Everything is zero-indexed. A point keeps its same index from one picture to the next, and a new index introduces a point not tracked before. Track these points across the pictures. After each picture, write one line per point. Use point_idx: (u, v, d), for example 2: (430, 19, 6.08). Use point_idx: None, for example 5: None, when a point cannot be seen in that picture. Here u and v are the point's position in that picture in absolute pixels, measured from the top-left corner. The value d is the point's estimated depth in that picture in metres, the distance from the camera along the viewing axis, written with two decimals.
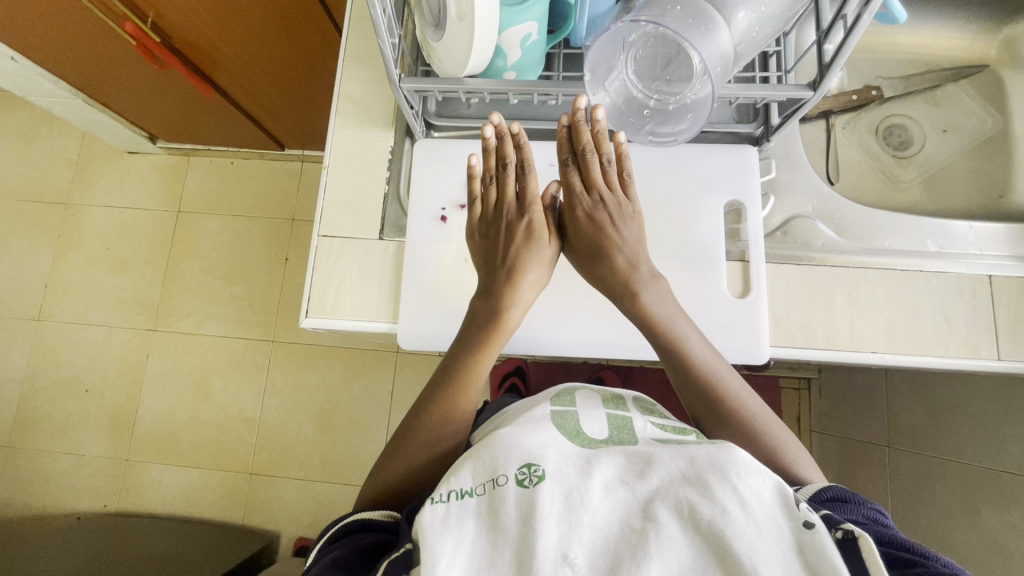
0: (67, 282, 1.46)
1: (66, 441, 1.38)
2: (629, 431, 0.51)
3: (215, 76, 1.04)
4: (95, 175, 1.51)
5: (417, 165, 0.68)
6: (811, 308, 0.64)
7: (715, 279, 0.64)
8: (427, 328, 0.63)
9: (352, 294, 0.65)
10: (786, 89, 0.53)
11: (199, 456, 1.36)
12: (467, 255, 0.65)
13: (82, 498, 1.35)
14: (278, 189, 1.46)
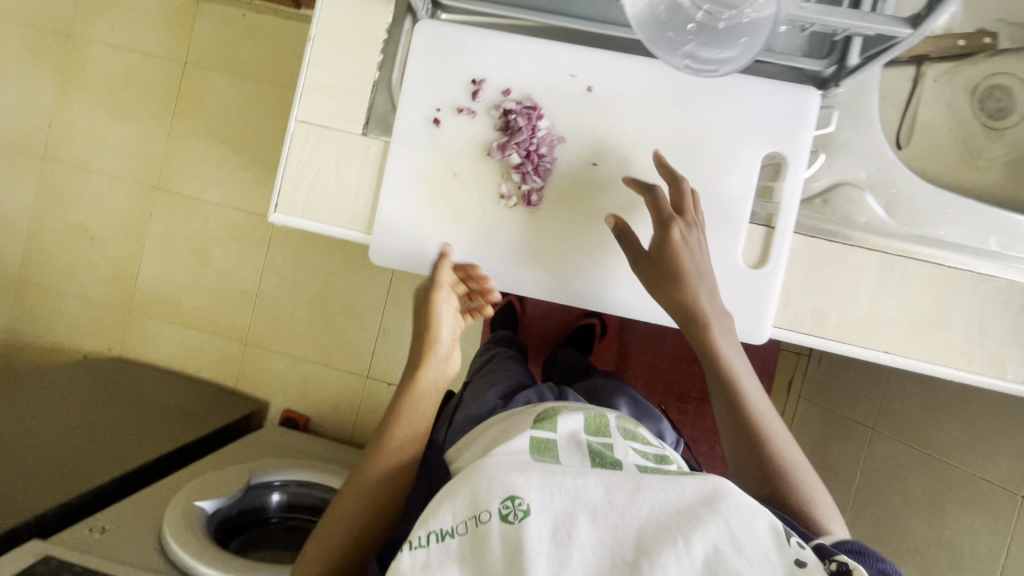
0: (71, 123, 1.41)
1: (72, 283, 1.42)
2: (612, 460, 0.54)
3: None
4: (98, 8, 1.39)
5: (417, 52, 0.60)
6: (828, 292, 0.57)
7: (728, 241, 0.59)
8: (402, 245, 0.61)
9: (327, 194, 0.61)
10: (878, 22, 0.45)
11: (198, 320, 1.40)
12: (456, 169, 0.61)
13: (88, 338, 1.42)
14: (291, 53, 1.34)
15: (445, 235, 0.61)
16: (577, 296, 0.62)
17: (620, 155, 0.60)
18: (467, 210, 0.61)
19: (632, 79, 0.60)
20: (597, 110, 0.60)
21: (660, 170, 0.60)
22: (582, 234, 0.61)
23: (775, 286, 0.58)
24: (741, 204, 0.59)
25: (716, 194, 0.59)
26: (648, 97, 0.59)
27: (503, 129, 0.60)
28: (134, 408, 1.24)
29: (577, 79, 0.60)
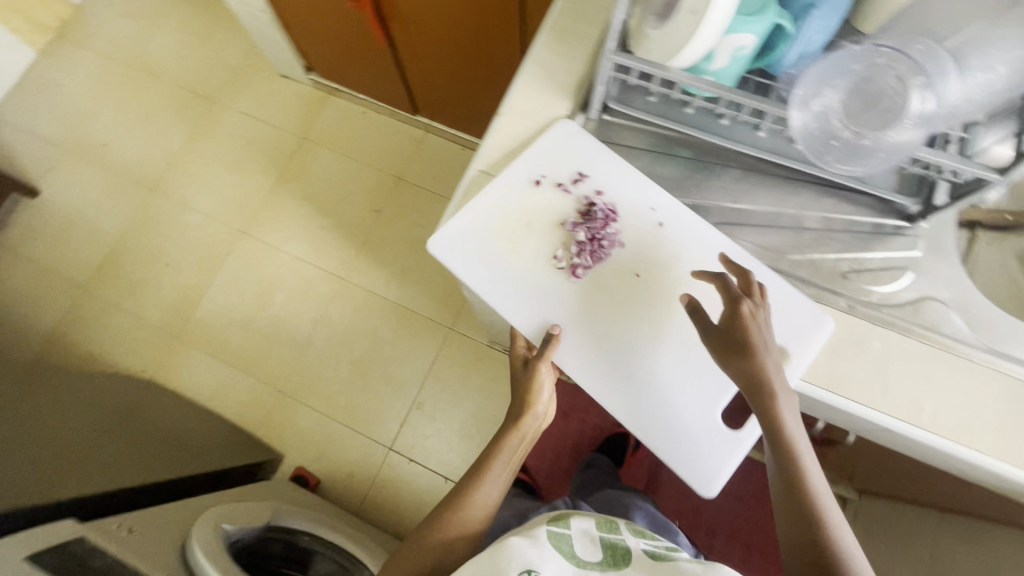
0: (188, 166, 1.59)
1: (132, 301, 1.47)
2: (619, 555, 0.58)
3: (391, 26, 1.15)
4: (246, 85, 1.66)
5: (546, 133, 0.72)
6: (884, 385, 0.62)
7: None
8: (499, 280, 0.71)
9: (473, 230, 0.72)
10: (975, 167, 0.55)
11: (239, 358, 1.41)
12: (531, 222, 0.72)
13: (125, 357, 1.43)
14: (398, 147, 1.56)
15: (507, 276, 0.71)
16: (600, 367, 0.69)
17: (663, 268, 0.71)
18: (530, 269, 0.71)
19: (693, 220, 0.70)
20: (656, 231, 0.71)
21: (691, 288, 0.70)
22: (618, 325, 0.70)
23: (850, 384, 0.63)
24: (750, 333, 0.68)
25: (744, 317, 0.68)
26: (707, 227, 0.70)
27: (584, 213, 0.72)
28: (156, 427, 1.18)
29: (642, 205, 0.72)
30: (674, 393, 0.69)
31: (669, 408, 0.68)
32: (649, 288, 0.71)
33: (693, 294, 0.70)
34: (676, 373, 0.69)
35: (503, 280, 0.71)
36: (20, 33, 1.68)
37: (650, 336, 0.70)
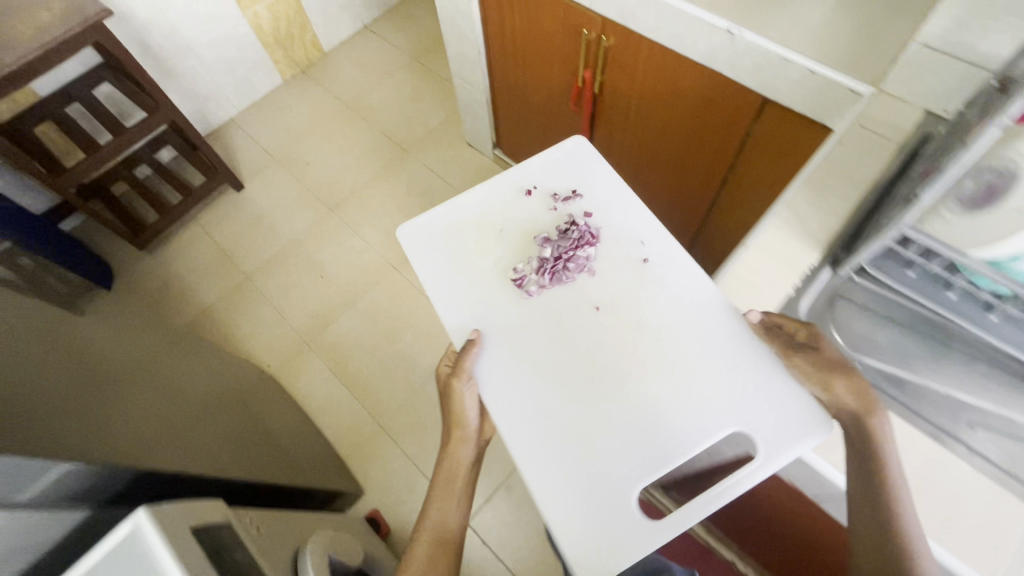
0: (367, 198, 1.78)
1: (281, 300, 1.61)
2: None
3: (598, 129, 1.26)
4: (436, 145, 1.87)
5: (559, 162, 0.84)
6: (682, 404, 0.64)
7: (696, 431, 0.62)
8: (483, 261, 0.77)
9: (452, 224, 0.81)
10: None
11: (354, 381, 1.47)
12: (510, 225, 0.80)
13: (258, 347, 1.53)
14: None
15: (473, 274, 0.77)
16: (512, 380, 0.68)
17: (620, 314, 0.71)
18: (484, 265, 0.77)
19: (687, 267, 0.72)
20: (632, 283, 0.72)
21: (619, 321, 0.70)
22: (554, 355, 0.69)
23: (685, 415, 0.63)
24: (685, 405, 0.64)
25: (641, 348, 0.68)
26: (669, 280, 0.72)
27: (561, 232, 0.77)
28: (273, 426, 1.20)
29: (630, 251, 0.75)
30: (544, 412, 0.66)
31: (551, 434, 0.65)
32: (586, 326, 0.71)
33: (614, 336, 0.70)
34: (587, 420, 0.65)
35: (449, 275, 0.77)
36: (278, 65, 2.04)
37: (581, 378, 0.67)
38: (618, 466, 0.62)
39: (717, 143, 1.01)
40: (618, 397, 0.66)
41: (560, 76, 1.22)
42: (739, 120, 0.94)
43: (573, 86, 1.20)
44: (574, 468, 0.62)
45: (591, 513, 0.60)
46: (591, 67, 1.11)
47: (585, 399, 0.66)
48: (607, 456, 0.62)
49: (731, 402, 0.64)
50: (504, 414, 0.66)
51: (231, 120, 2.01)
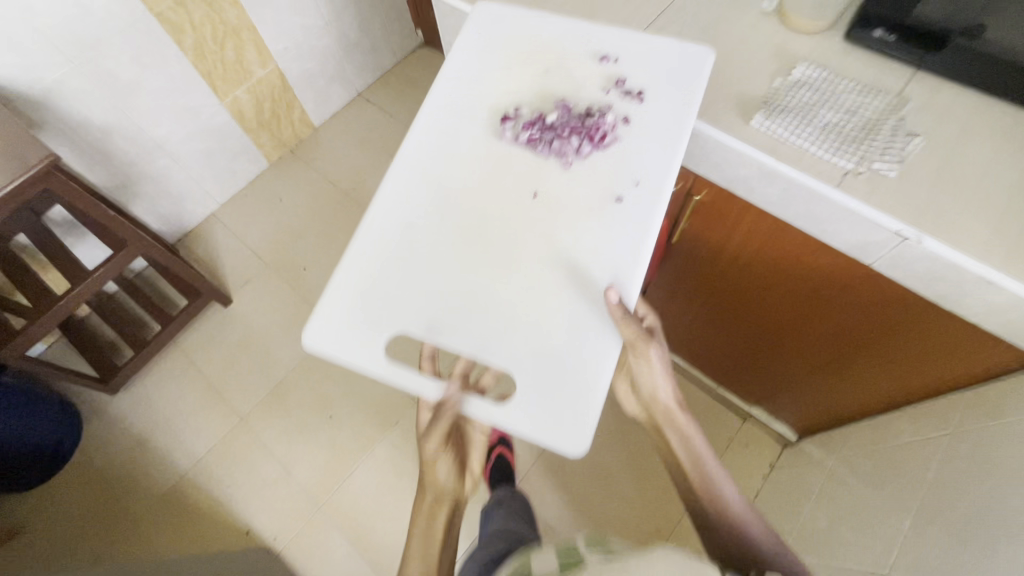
0: None
1: (285, 451, 1.38)
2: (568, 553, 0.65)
3: (664, 266, 1.04)
4: None
5: (659, 41, 0.77)
6: (521, 350, 0.68)
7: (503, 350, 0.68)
8: (459, 146, 0.76)
9: (501, 41, 0.81)
10: None
11: (379, 554, 1.26)
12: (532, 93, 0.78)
13: (262, 515, 1.31)
14: None
15: (483, 74, 0.79)
16: (416, 182, 0.75)
17: (545, 241, 0.71)
18: (484, 91, 0.79)
19: (618, 252, 0.69)
20: (589, 213, 0.71)
21: (547, 256, 0.70)
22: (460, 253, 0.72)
23: (517, 356, 0.68)
24: (517, 331, 0.68)
25: (558, 263, 0.70)
26: (609, 242, 0.70)
27: (586, 113, 0.74)
28: None
29: (616, 184, 0.72)
30: (411, 225, 0.73)
31: (390, 233, 0.73)
32: (514, 252, 0.71)
33: (525, 255, 0.71)
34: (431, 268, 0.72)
35: (449, 92, 0.79)
36: (264, 148, 1.80)
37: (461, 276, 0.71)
38: (406, 317, 0.71)
39: (849, 326, 0.82)
40: (477, 291, 0.70)
41: None
42: (892, 309, 0.73)
43: None
44: (362, 258, 0.72)
45: (349, 337, 0.71)
46: (671, 214, 0.88)
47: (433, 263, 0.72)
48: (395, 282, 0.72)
49: (555, 323, 0.68)
50: (380, 215, 0.73)
51: (212, 214, 1.77)
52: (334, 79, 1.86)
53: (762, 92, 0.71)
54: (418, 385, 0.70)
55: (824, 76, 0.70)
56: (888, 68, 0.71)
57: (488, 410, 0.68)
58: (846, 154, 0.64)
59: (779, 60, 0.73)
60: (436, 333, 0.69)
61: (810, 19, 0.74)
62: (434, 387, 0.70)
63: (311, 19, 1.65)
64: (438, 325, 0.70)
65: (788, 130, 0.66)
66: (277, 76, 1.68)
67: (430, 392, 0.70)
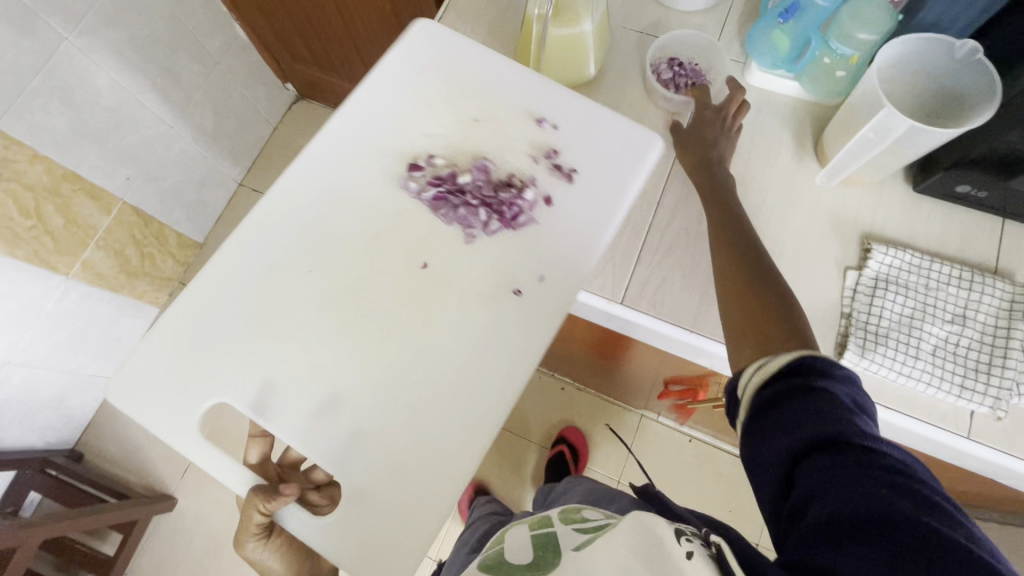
0: None
1: None
2: (550, 545, 0.58)
3: (695, 407, 0.87)
4: None
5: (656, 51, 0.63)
6: (370, 469, 0.50)
7: (359, 461, 0.50)
8: (337, 178, 0.56)
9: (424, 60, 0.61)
10: None
11: None
12: (469, 123, 0.58)
13: None
14: (611, 439, 1.29)
15: (400, 101, 0.59)
16: (292, 205, 0.55)
17: (423, 341, 0.52)
18: (389, 125, 0.58)
19: (525, 336, 0.52)
20: (491, 270, 0.54)
21: (427, 352, 0.52)
22: (311, 335, 0.52)
23: (356, 477, 0.49)
24: (377, 445, 0.50)
25: (445, 348, 0.52)
26: (506, 327, 0.52)
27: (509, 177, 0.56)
28: None
29: (517, 273, 0.53)
30: (273, 271, 0.54)
31: (243, 270, 0.54)
32: (386, 336, 0.52)
33: (397, 338, 0.52)
34: (276, 333, 0.52)
35: (350, 124, 0.58)
36: (145, 296, 1.42)
37: (307, 347, 0.52)
38: (226, 378, 0.52)
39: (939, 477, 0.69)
40: (339, 403, 0.51)
41: (645, 371, 0.83)
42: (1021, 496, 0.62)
43: (673, 386, 0.81)
44: (197, 295, 0.53)
45: (158, 376, 0.52)
46: (713, 379, 0.71)
47: (275, 335, 0.52)
48: (224, 333, 0.53)
49: (434, 439, 0.50)
50: (249, 232, 0.54)
51: (110, 394, 1.42)
52: (205, 182, 1.46)
53: (835, 300, 0.53)
54: (228, 471, 0.51)
55: (908, 265, 0.53)
56: (975, 227, 0.55)
57: (307, 522, 0.50)
58: (976, 395, 0.48)
59: (840, 241, 0.55)
60: (282, 429, 0.50)
61: (868, 177, 0.55)
62: (247, 480, 0.52)
63: (150, 128, 1.22)
64: (268, 397, 0.51)
65: (894, 370, 0.50)
66: (130, 211, 1.26)
67: (231, 481, 0.51)
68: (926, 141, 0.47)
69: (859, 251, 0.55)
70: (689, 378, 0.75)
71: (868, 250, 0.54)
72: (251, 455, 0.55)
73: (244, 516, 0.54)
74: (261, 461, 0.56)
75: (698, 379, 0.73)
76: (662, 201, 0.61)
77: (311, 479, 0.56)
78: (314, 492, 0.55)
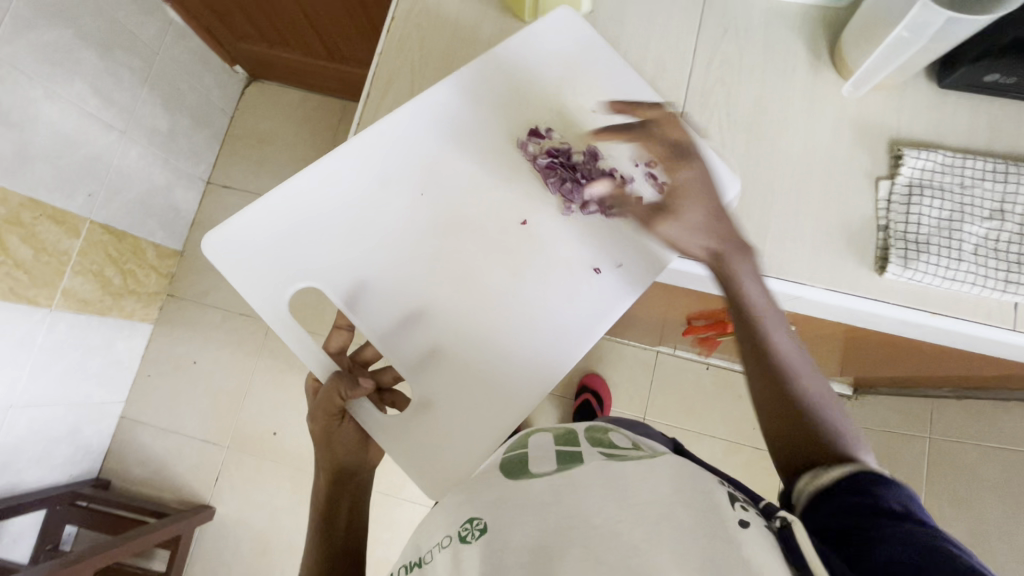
0: None
1: None
2: (580, 457, 0.46)
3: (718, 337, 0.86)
4: None
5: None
6: (442, 388, 0.51)
7: (454, 390, 0.51)
8: (437, 127, 0.56)
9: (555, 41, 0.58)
10: None
11: None
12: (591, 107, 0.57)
13: None
14: (631, 380, 1.27)
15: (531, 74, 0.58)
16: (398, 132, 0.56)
17: (512, 290, 0.53)
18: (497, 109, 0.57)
19: (602, 289, 0.52)
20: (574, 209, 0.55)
21: (519, 299, 0.53)
22: (408, 258, 0.54)
23: (430, 388, 0.51)
24: (456, 367, 0.52)
25: (531, 287, 0.53)
26: (580, 270, 0.53)
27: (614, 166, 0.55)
28: None
29: (598, 251, 0.54)
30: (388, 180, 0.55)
31: (351, 180, 0.55)
32: (472, 278, 0.53)
33: (490, 274, 0.53)
34: (363, 253, 0.54)
35: (472, 82, 0.57)
36: (135, 314, 1.36)
37: (393, 271, 0.54)
38: (329, 268, 0.54)
39: (967, 368, 0.71)
40: (446, 354, 0.52)
41: (667, 311, 0.82)
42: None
43: (697, 320, 0.81)
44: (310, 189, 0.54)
45: (267, 242, 0.54)
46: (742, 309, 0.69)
47: (361, 260, 0.54)
48: (325, 237, 0.54)
49: (517, 380, 0.51)
50: (375, 140, 0.55)
51: (122, 418, 1.39)
52: (172, 187, 1.38)
53: (869, 213, 0.53)
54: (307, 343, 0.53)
55: (941, 166, 0.52)
56: (1001, 117, 0.54)
57: (370, 418, 0.52)
58: (1021, 288, 0.48)
59: (867, 151, 0.54)
60: (376, 332, 0.53)
61: (890, 80, 0.54)
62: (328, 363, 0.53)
63: (101, 138, 1.13)
64: (362, 295, 0.53)
65: (939, 276, 0.49)
66: (99, 229, 1.19)
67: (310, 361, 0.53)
68: (960, 31, 0.45)
69: (889, 159, 0.54)
70: (715, 312, 0.74)
71: (899, 156, 0.53)
72: (331, 341, 0.55)
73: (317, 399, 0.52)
74: (339, 352, 0.55)
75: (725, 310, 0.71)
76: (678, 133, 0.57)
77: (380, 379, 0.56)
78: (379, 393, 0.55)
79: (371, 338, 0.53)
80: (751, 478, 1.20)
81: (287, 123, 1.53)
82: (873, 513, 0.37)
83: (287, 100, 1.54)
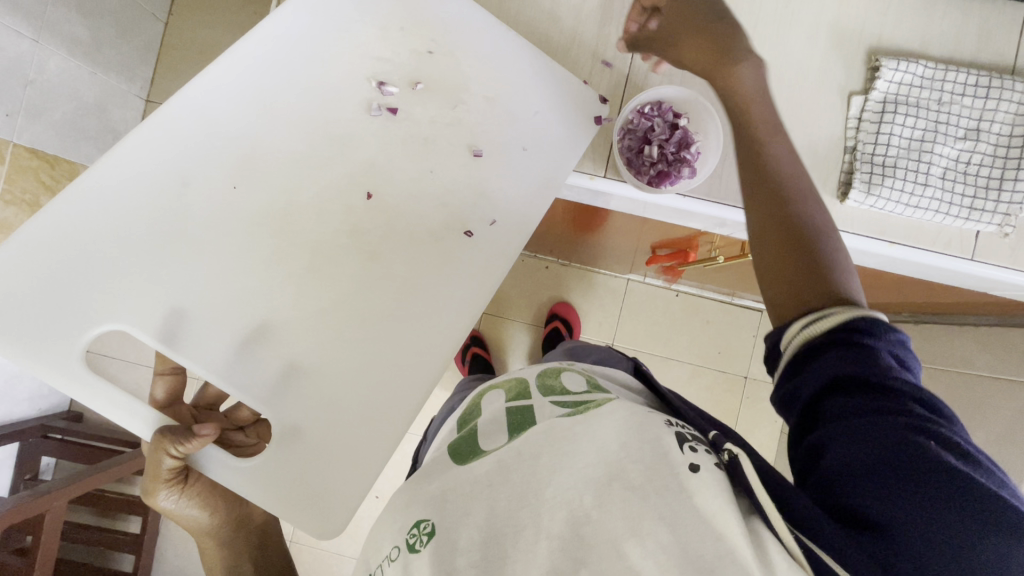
0: None
1: None
2: (529, 414, 0.44)
3: (683, 267, 0.84)
4: None
5: None
6: (316, 387, 0.46)
7: (341, 384, 0.46)
8: (290, 74, 0.51)
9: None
10: None
11: None
12: (433, 47, 0.53)
13: None
14: (599, 307, 1.26)
15: (350, 22, 0.52)
16: (229, 88, 0.50)
17: (389, 271, 0.49)
18: (328, 62, 0.51)
19: (479, 270, 0.51)
20: (432, 170, 0.52)
21: (405, 276, 0.49)
22: (273, 219, 0.48)
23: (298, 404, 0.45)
24: (330, 367, 0.47)
25: (402, 267, 0.50)
26: (469, 256, 0.51)
27: (640, 132, 0.52)
28: None
29: (469, 214, 0.52)
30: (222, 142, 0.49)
31: (169, 163, 0.48)
32: (332, 264, 0.49)
33: (365, 242, 0.49)
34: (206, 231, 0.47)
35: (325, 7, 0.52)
36: None
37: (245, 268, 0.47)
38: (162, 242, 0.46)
39: (929, 296, 0.71)
40: (322, 350, 0.47)
41: (631, 240, 0.79)
42: (1000, 299, 0.64)
43: (661, 249, 0.79)
44: (100, 212, 0.46)
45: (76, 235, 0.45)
46: (703, 237, 0.66)
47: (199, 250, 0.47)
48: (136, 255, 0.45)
49: (397, 357, 0.48)
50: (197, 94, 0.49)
51: None
52: (104, 106, 1.25)
53: (838, 134, 0.49)
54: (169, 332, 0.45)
55: (920, 79, 0.47)
56: (995, 21, 0.48)
57: (235, 468, 0.44)
58: (985, 216, 0.46)
59: (844, 63, 0.49)
60: (223, 348, 0.46)
61: None
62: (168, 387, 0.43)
63: (10, 47, 0.97)
64: (181, 327, 0.45)
65: (902, 203, 0.46)
66: (26, 153, 1.05)
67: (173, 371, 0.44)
68: None
69: (866, 70, 0.49)
70: (678, 241, 0.73)
71: (876, 68, 0.48)
72: (156, 392, 0.47)
73: (147, 468, 0.45)
74: (170, 401, 0.48)
75: (688, 237, 0.68)
76: (632, 61, 0.55)
77: (235, 419, 0.50)
78: (239, 432, 0.50)
79: (207, 379, 0.45)
80: (714, 397, 1.24)
81: (227, 31, 1.38)
82: (847, 388, 0.34)
83: (226, 5, 1.38)
